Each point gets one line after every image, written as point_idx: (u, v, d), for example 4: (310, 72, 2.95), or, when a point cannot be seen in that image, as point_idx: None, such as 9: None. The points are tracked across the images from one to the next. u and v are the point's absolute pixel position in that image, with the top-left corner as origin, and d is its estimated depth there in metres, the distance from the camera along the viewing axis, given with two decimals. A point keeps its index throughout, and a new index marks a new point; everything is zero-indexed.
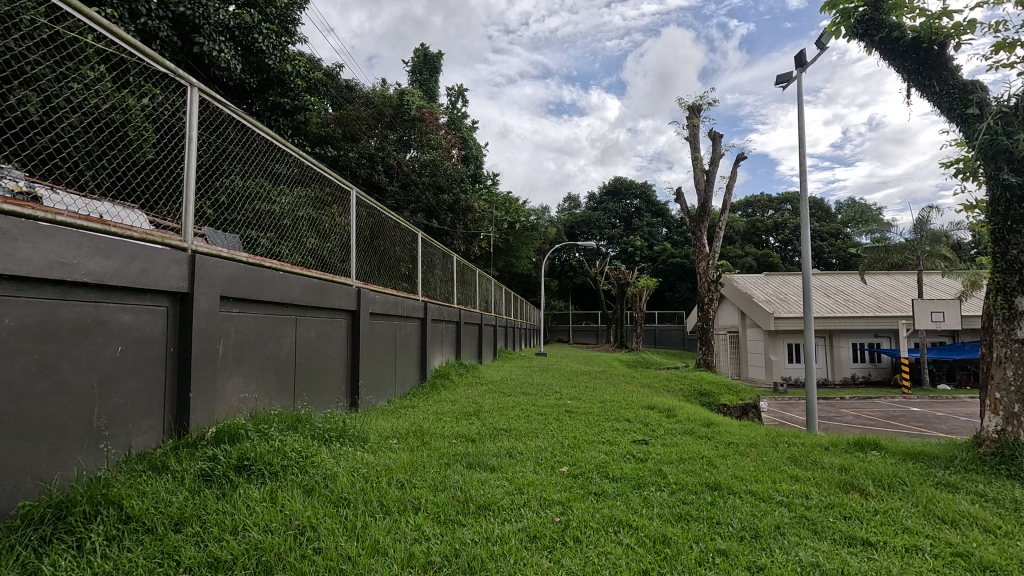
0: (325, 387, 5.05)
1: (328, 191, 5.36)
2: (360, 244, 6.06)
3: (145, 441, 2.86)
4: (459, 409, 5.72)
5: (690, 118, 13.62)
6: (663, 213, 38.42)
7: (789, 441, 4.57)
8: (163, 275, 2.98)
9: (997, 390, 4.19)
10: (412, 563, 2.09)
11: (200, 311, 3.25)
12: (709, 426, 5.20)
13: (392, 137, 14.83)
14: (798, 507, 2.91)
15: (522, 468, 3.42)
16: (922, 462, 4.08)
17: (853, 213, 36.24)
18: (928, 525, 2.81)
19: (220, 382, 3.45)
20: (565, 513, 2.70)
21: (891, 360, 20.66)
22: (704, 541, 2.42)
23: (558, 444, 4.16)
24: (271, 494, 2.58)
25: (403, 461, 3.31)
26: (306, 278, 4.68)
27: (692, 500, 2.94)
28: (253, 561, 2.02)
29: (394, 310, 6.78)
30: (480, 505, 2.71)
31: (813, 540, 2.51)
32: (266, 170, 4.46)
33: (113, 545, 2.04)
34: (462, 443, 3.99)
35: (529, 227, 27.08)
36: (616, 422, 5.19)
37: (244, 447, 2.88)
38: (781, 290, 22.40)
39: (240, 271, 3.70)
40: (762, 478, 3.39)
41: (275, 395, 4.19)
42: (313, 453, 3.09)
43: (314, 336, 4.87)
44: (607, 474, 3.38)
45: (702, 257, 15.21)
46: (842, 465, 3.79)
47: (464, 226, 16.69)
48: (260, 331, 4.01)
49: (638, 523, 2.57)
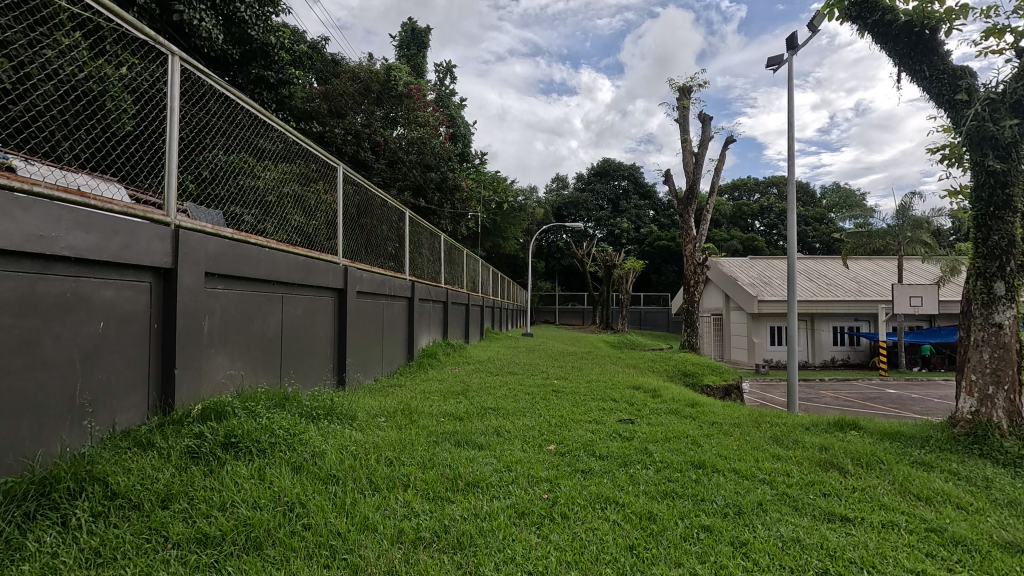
0: (312, 366, 5.02)
1: (313, 168, 5.28)
2: (346, 222, 6.00)
3: (129, 419, 2.82)
4: (448, 387, 5.75)
5: (681, 99, 13.52)
6: (651, 195, 38.44)
7: (771, 421, 4.65)
8: (146, 252, 2.92)
9: (973, 372, 4.30)
10: (402, 539, 2.10)
11: (184, 288, 3.19)
12: (693, 406, 5.27)
13: (379, 114, 14.63)
14: (781, 485, 2.98)
15: (510, 446, 3.44)
16: (898, 442, 4.14)
17: (837, 199, 36.64)
18: (904, 502, 2.90)
19: (205, 361, 3.42)
20: (553, 489, 2.73)
21: (870, 344, 21.11)
22: (689, 517, 2.47)
23: (545, 423, 4.20)
24: (259, 471, 2.57)
25: (392, 439, 3.32)
26: (292, 255, 4.62)
27: (677, 477, 3.00)
28: (241, 537, 2.02)
29: (381, 289, 6.73)
30: (469, 482, 2.73)
31: (793, 516, 2.58)
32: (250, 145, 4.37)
33: (99, 521, 2.03)
34: (450, 422, 4.00)
35: (516, 207, 27.04)
36: (602, 402, 5.23)
37: (231, 425, 2.85)
38: (765, 274, 22.66)
39: (226, 248, 3.64)
40: (746, 457, 3.45)
41: (261, 373, 4.15)
42: (302, 431, 3.07)
43: (301, 315, 4.83)
44: (594, 452, 3.42)
45: (689, 240, 15.27)
46: (822, 445, 3.87)
47: (452, 206, 16.55)
48: (245, 309, 3.95)
49: (625, 500, 2.62)
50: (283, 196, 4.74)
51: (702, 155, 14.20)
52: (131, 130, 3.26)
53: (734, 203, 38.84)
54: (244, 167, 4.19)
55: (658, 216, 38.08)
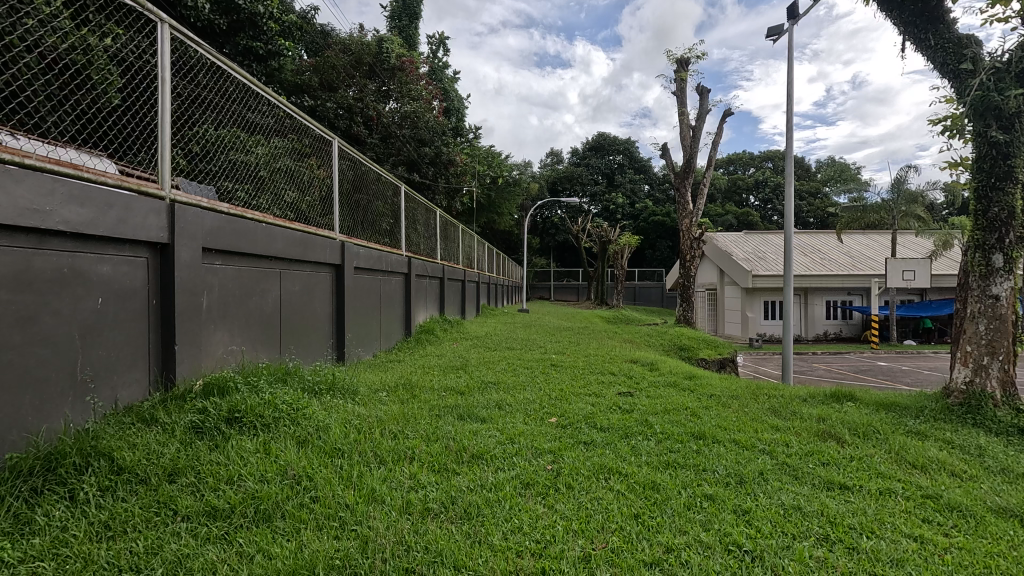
0: (312, 342, 5.01)
1: (307, 142, 5.20)
2: (341, 198, 5.93)
3: (131, 395, 2.81)
4: (446, 362, 5.77)
5: (679, 71, 13.32)
6: (646, 170, 38.21)
7: (769, 393, 4.69)
8: (142, 226, 2.88)
9: (969, 344, 4.33)
10: (410, 510, 2.12)
11: (182, 263, 3.16)
12: (691, 378, 5.34)
13: (371, 87, 14.39)
14: (780, 455, 3.02)
15: (512, 419, 3.46)
16: (894, 411, 4.14)
17: (832, 173, 36.55)
18: (900, 470, 2.95)
19: (205, 337, 3.40)
20: (556, 461, 2.76)
21: (862, 317, 21.31)
22: (691, 487, 2.50)
23: (546, 396, 4.24)
24: (265, 445, 2.56)
25: (395, 413, 3.32)
26: (289, 231, 4.57)
27: (678, 448, 3.03)
28: (251, 510, 2.02)
29: (377, 264, 6.70)
30: (474, 454, 2.75)
31: (793, 485, 2.62)
32: (242, 119, 4.29)
33: (107, 495, 2.03)
34: (452, 396, 4.02)
35: (511, 182, 26.88)
36: (600, 375, 5.27)
37: (234, 400, 2.84)
38: (760, 248, 22.73)
39: (222, 223, 3.59)
40: (745, 428, 3.49)
41: (261, 349, 4.14)
42: (305, 405, 3.07)
43: (299, 291, 4.79)
44: (595, 424, 3.45)
45: (685, 215, 15.23)
46: (820, 416, 3.91)
47: (446, 181, 16.38)
48: (244, 285, 3.92)
49: (628, 471, 2.65)
50: (276, 171, 4.67)
51: (698, 129, 14.05)
52: (119, 102, 3.19)
53: (730, 177, 38.67)
54: (236, 141, 4.13)
55: (653, 191, 37.93)
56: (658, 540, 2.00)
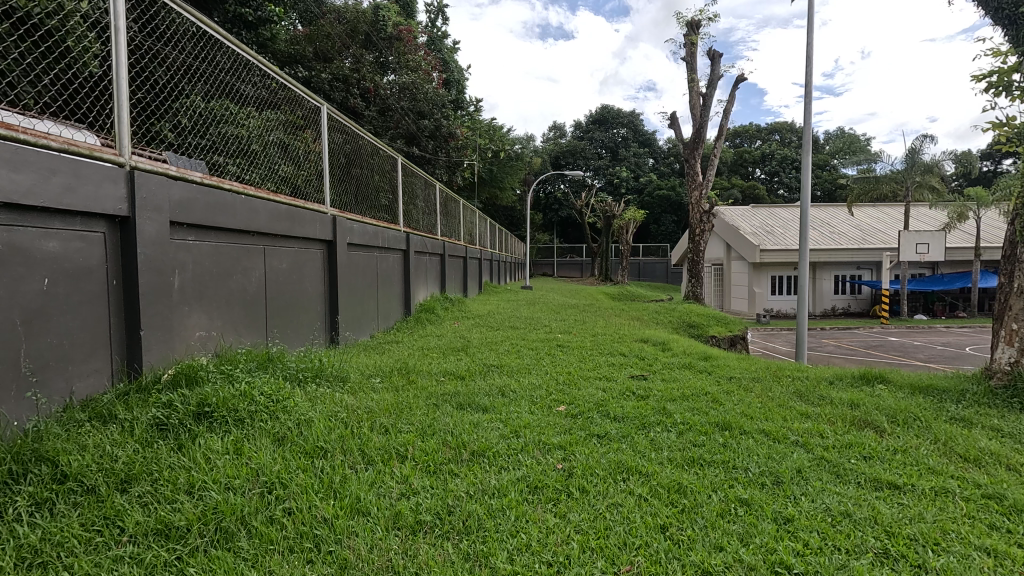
0: (300, 324, 4.66)
1: (299, 114, 4.86)
2: (335, 170, 5.58)
3: (89, 387, 2.51)
4: (446, 343, 5.47)
5: (688, 35, 12.68)
6: (651, 143, 37.46)
7: (792, 375, 4.37)
8: (95, 197, 2.53)
9: (1014, 321, 3.97)
10: (399, 525, 1.81)
11: (147, 239, 2.82)
12: (706, 359, 5.02)
13: (368, 57, 13.83)
14: (816, 448, 2.70)
15: (516, 408, 3.14)
16: (932, 395, 3.78)
17: (841, 144, 35.70)
18: (951, 464, 2.63)
19: (177, 320, 3.07)
20: (567, 458, 2.45)
21: (872, 292, 20.92)
22: (722, 490, 2.18)
23: (553, 380, 3.93)
24: (236, 445, 2.26)
25: (387, 403, 3.00)
26: (273, 204, 4.21)
27: (703, 442, 2.71)
28: (210, 528, 1.72)
29: (373, 240, 6.32)
30: (474, 452, 2.44)
31: (837, 484, 2.31)
32: (230, 89, 4.00)
33: (43, 511, 1.73)
34: (451, 382, 3.71)
35: (513, 157, 26.33)
36: (610, 356, 4.97)
37: (204, 393, 2.53)
38: (767, 222, 22.26)
39: (195, 194, 3.24)
40: (773, 417, 3.18)
41: (243, 332, 3.81)
42: (286, 397, 2.74)
43: (286, 269, 4.44)
44: (608, 413, 3.14)
45: (695, 187, 14.71)
46: (852, 401, 3.56)
47: (446, 155, 15.89)
48: (222, 263, 3.58)
49: (649, 470, 2.34)
50: (269, 145, 4.43)
51: (708, 96, 13.46)
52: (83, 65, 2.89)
53: (736, 149, 37.86)
54: (223, 113, 3.86)
55: (658, 164, 37.25)
56: (691, 560, 1.69)
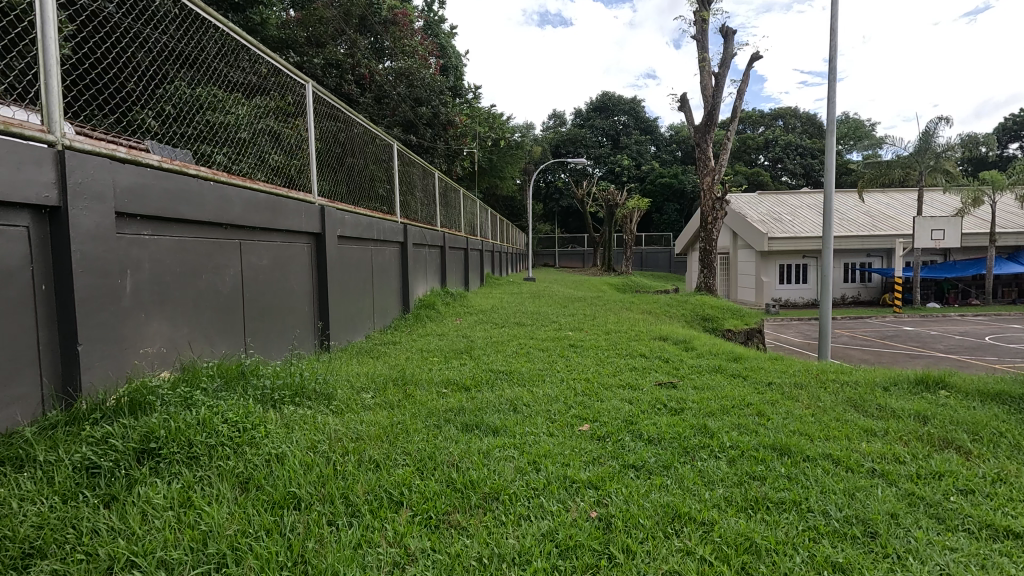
0: (284, 328, 4.17)
1: (290, 100, 4.38)
2: (327, 158, 5.08)
3: (8, 418, 2.03)
4: (449, 344, 4.98)
5: (699, 12, 12.05)
6: (652, 130, 36.83)
7: (838, 378, 3.89)
8: (12, 181, 2.03)
9: None
10: None
11: (85, 233, 2.32)
12: (737, 360, 4.53)
13: (364, 42, 13.25)
14: (901, 480, 2.22)
15: (532, 429, 2.66)
16: (1007, 404, 3.30)
17: (846, 129, 35.03)
18: None
19: (129, 330, 2.59)
20: (600, 501, 1.97)
21: (882, 280, 20.42)
22: (806, 548, 1.71)
23: (570, 390, 3.44)
24: (185, 493, 1.79)
25: (379, 427, 2.51)
26: (251, 192, 3.70)
27: (762, 474, 2.22)
28: None
29: (367, 233, 5.81)
30: (486, 494, 1.97)
31: (943, 534, 1.83)
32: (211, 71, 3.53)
33: None
34: (454, 395, 3.22)
35: (513, 145, 25.65)
36: (630, 359, 4.49)
37: (152, 423, 2.04)
38: (775, 210, 21.68)
39: (150, 179, 2.75)
40: (834, 436, 2.69)
41: (214, 340, 3.32)
42: (256, 423, 2.27)
43: (266, 266, 3.94)
44: (640, 434, 2.66)
45: (705, 173, 14.13)
46: (919, 413, 3.07)
47: (445, 143, 15.25)
48: (188, 262, 3.09)
49: (707, 518, 1.86)
50: (259, 134, 3.95)
51: (719, 77, 12.87)
52: None
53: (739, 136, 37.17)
54: (207, 97, 3.40)
55: (660, 152, 36.61)
56: None
